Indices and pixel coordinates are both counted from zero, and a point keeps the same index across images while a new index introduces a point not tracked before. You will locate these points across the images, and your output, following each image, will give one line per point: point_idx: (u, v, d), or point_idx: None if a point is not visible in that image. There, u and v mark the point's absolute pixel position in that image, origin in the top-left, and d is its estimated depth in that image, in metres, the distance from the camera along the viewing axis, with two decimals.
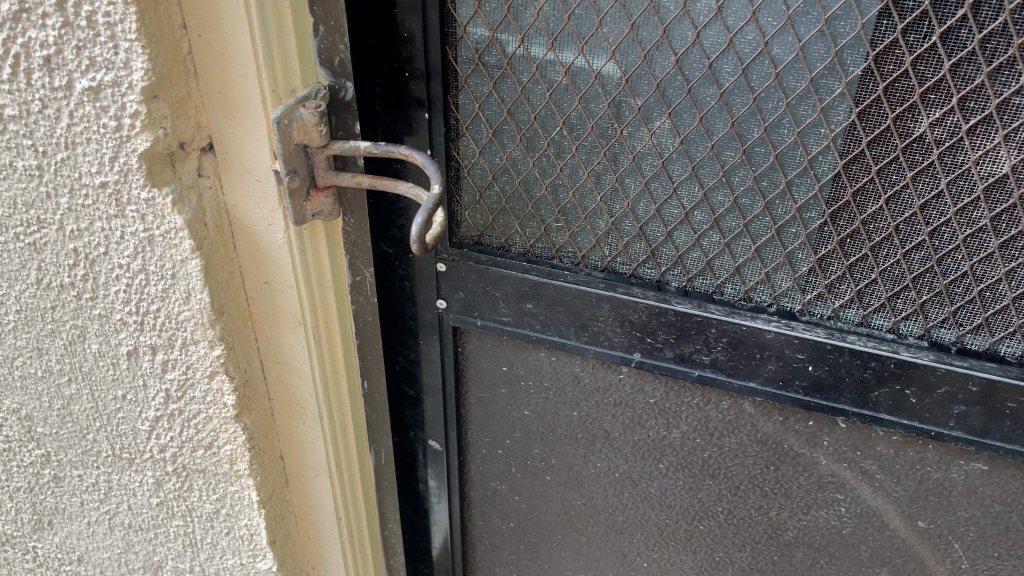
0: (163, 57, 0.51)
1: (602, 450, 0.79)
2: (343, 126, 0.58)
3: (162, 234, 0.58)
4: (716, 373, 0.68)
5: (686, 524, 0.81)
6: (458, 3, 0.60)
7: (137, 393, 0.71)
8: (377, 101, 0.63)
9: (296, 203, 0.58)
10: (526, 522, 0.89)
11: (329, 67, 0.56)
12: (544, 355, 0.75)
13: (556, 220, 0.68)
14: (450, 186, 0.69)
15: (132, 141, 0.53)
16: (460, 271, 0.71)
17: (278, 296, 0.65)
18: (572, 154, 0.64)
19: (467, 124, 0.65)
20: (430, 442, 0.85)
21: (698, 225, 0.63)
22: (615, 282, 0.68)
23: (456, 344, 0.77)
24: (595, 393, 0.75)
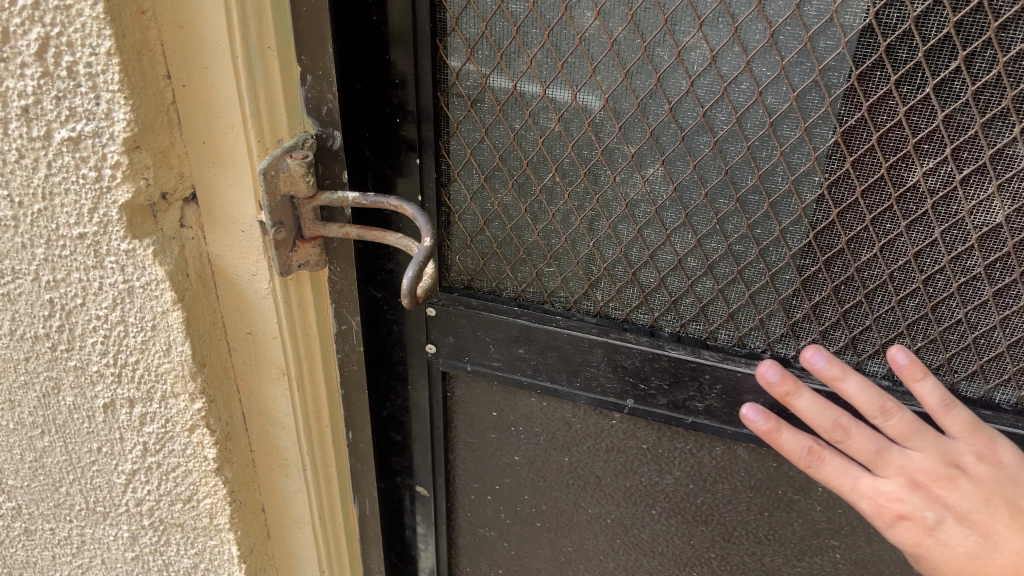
0: (147, 107, 0.50)
1: (593, 495, 0.78)
2: (330, 174, 0.57)
3: (142, 286, 0.57)
4: (708, 421, 0.67)
5: (679, 569, 0.80)
6: (450, 51, 0.59)
7: (114, 445, 0.69)
8: (367, 147, 0.62)
9: (281, 255, 0.56)
10: (515, 568, 0.87)
11: (316, 116, 0.55)
12: (534, 401, 0.74)
13: (549, 265, 0.67)
14: (440, 232, 0.68)
15: (112, 192, 0.52)
16: (450, 315, 0.70)
17: (261, 347, 0.63)
18: (564, 201, 0.63)
19: (458, 169, 0.64)
20: (417, 488, 0.83)
21: (691, 271, 0.63)
22: (608, 327, 0.67)
23: (444, 389, 0.76)
24: (587, 438, 0.74)
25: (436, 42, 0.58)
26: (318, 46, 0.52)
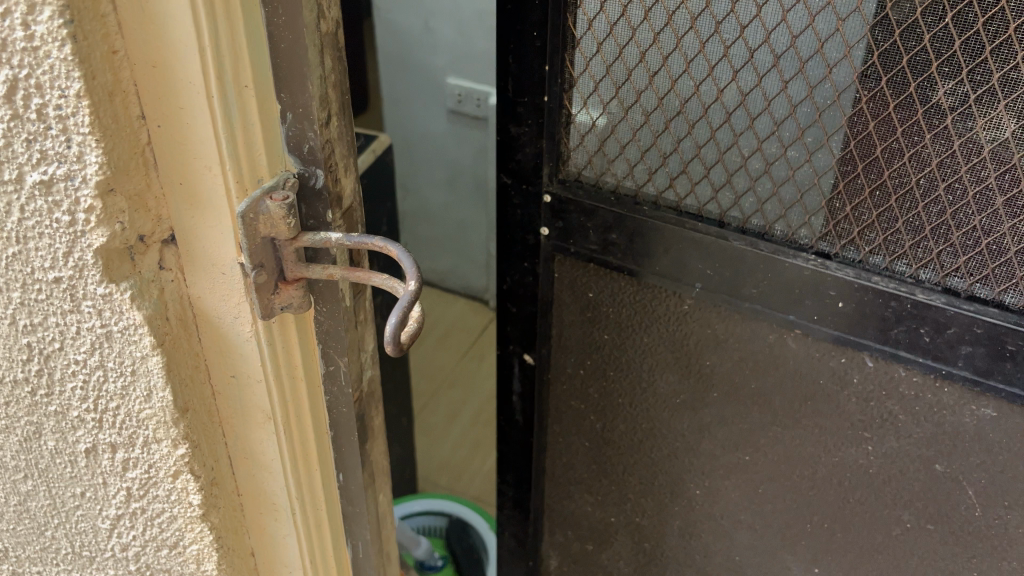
0: (121, 150, 0.48)
1: (664, 376, 0.99)
2: (313, 214, 0.54)
3: (120, 331, 0.55)
4: (764, 306, 0.85)
5: (730, 453, 1.00)
6: None
7: (97, 491, 0.67)
8: (510, 57, 0.83)
9: (263, 298, 0.54)
10: (595, 444, 1.11)
11: (297, 155, 0.52)
12: (626, 284, 0.94)
13: (641, 164, 0.85)
14: (560, 130, 0.86)
15: (87, 236, 0.50)
16: (561, 200, 0.90)
17: (246, 391, 0.61)
18: (657, 107, 0.81)
19: (578, 81, 0.83)
20: (525, 356, 1.06)
21: (754, 171, 0.80)
22: (683, 219, 0.84)
23: (550, 269, 0.97)
24: (664, 319, 0.94)
25: None
26: (298, 83, 0.50)
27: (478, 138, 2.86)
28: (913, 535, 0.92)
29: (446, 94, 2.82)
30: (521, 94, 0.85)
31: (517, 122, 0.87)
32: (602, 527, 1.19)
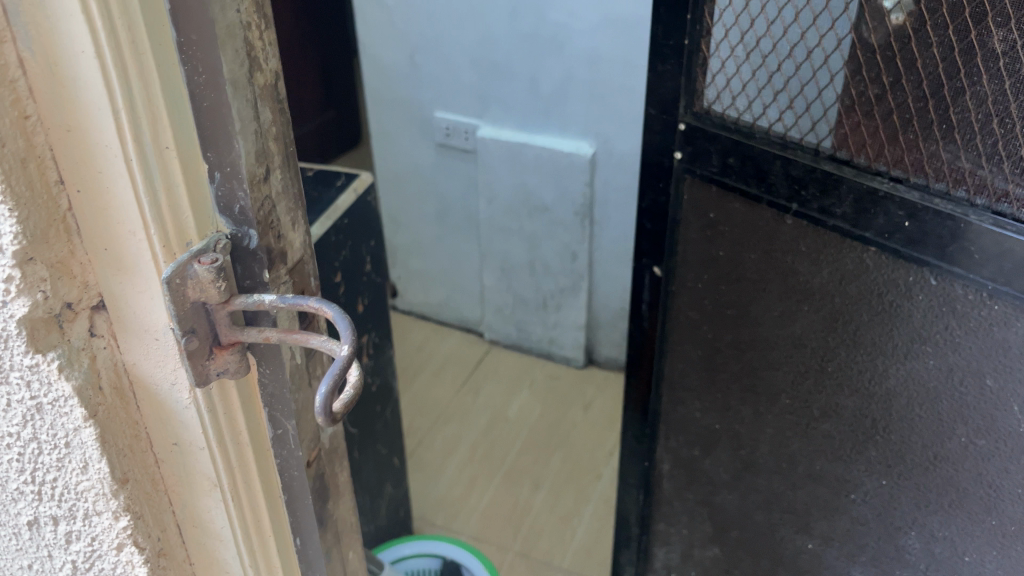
0: (39, 215, 0.47)
1: (764, 291, 1.33)
2: (250, 274, 0.53)
3: (50, 403, 0.52)
4: (846, 222, 1.16)
5: (820, 361, 1.31)
6: None
7: (43, 564, 0.64)
8: (663, 7, 1.20)
9: (196, 365, 0.52)
10: (704, 348, 1.46)
11: (229, 214, 0.52)
12: (737, 205, 1.29)
13: (758, 100, 1.20)
14: (697, 71, 1.23)
15: (8, 306, 0.48)
16: (691, 128, 1.27)
17: (189, 458, 0.58)
18: (774, 50, 1.16)
19: (713, 30, 1.19)
20: (654, 269, 1.44)
21: (844, 105, 1.12)
22: (786, 145, 1.18)
23: (677, 189, 1.34)
24: (766, 239, 1.28)
25: None
26: (225, 140, 0.50)
27: (469, 170, 2.85)
28: (967, 448, 1.19)
29: (435, 128, 2.81)
30: (669, 39, 1.22)
31: (664, 61, 1.25)
32: (704, 435, 1.55)
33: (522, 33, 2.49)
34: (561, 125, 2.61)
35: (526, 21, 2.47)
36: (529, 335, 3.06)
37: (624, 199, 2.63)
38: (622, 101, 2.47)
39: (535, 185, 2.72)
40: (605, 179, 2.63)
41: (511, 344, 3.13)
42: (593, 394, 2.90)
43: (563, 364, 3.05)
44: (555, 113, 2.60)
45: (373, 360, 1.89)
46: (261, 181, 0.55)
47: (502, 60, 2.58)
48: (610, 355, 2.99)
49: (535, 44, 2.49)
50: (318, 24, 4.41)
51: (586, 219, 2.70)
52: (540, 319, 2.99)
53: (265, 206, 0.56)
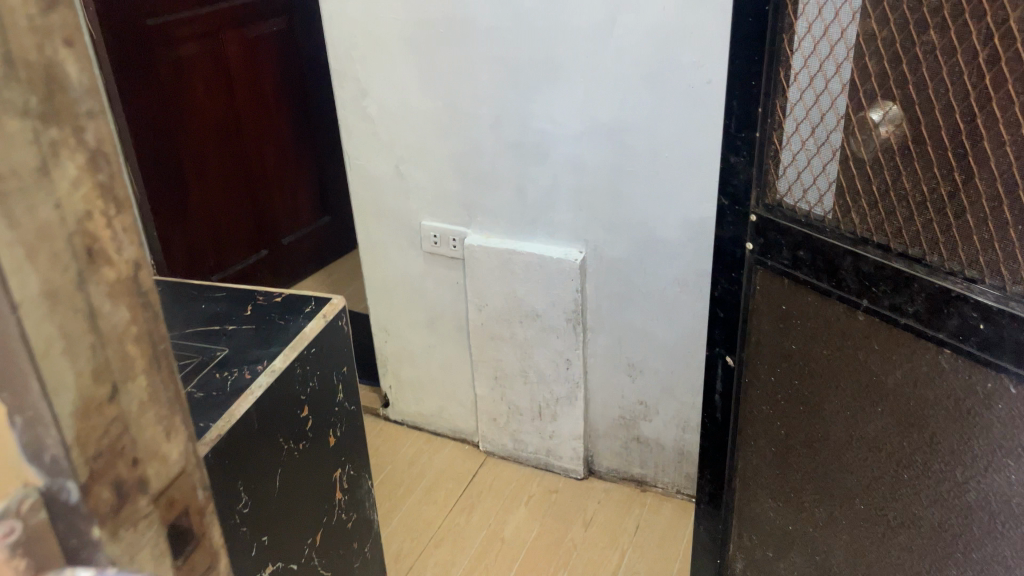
0: None
1: (836, 388, 1.39)
2: (73, 529, 0.52)
3: None
4: (917, 322, 1.20)
5: (897, 468, 1.33)
6: (794, 59, 1.27)
7: None
8: (733, 102, 1.37)
9: None
10: (778, 438, 1.55)
11: (38, 465, 0.50)
12: (809, 299, 1.37)
13: (830, 192, 1.31)
14: (773, 162, 1.37)
15: None
16: (764, 219, 1.40)
17: None
18: (844, 145, 1.26)
19: (786, 124, 1.32)
20: (727, 357, 1.59)
21: (915, 199, 1.20)
22: (856, 241, 1.27)
23: (749, 280, 1.48)
24: (837, 336, 1.35)
25: (783, 50, 1.27)
26: (16, 389, 0.48)
27: (456, 278, 2.78)
28: None
29: (422, 237, 2.78)
30: (740, 132, 1.38)
31: (735, 154, 1.40)
32: (782, 530, 1.62)
33: (506, 142, 2.49)
34: (550, 232, 2.56)
35: (509, 130, 2.47)
36: (526, 447, 2.92)
37: (617, 305, 2.55)
38: (611, 209, 2.42)
39: (525, 293, 2.64)
40: (597, 285, 2.55)
41: (507, 455, 2.98)
42: (595, 509, 2.74)
43: (562, 476, 2.89)
44: (542, 220, 2.56)
45: (348, 494, 1.74)
46: (98, 409, 0.52)
47: (487, 168, 2.56)
48: (610, 467, 2.84)
49: (520, 153, 2.48)
50: (315, 131, 4.43)
51: (578, 324, 2.59)
52: (537, 429, 2.86)
53: (109, 434, 0.53)
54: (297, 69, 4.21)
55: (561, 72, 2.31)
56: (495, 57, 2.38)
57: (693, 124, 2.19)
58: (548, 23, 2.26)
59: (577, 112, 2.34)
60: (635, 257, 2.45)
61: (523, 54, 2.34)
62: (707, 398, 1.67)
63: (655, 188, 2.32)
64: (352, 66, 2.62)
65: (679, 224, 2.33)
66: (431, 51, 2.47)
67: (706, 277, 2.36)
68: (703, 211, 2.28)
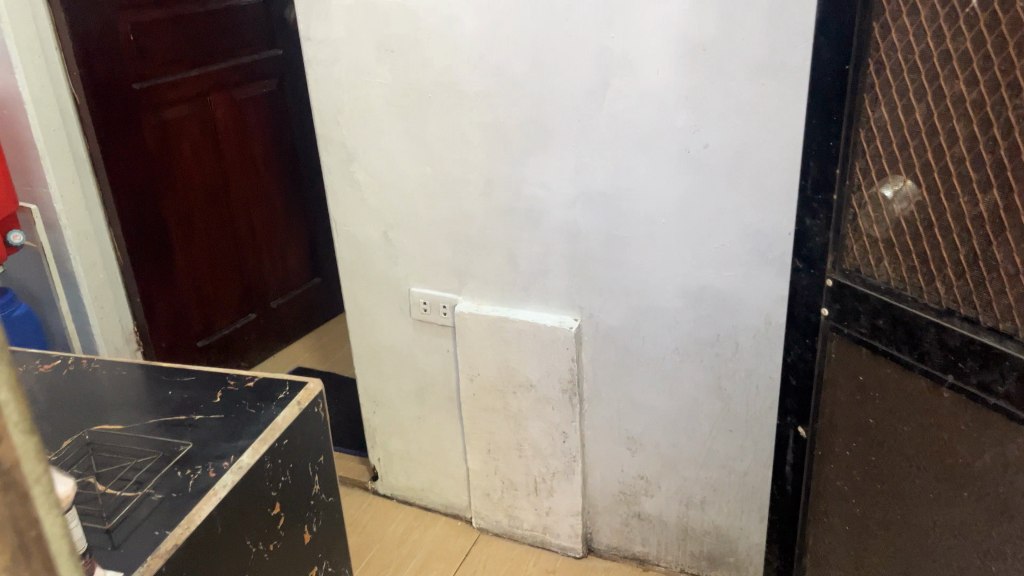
0: None
1: (917, 458, 1.71)
2: None
3: None
4: (1001, 393, 1.49)
5: (978, 545, 1.62)
6: (874, 118, 1.64)
7: None
8: (816, 155, 1.78)
9: None
10: (859, 502, 1.91)
11: None
12: (888, 371, 1.72)
13: (908, 263, 1.64)
14: (854, 225, 1.75)
15: None
16: (846, 286, 1.78)
17: None
18: (915, 210, 1.61)
19: (868, 184, 1.69)
20: (806, 429, 2.05)
21: (984, 272, 1.50)
22: (937, 314, 1.58)
23: (829, 355, 1.89)
24: (916, 413, 1.68)
25: (865, 111, 1.65)
26: None
27: (447, 346, 2.67)
28: None
29: (411, 303, 2.68)
30: (818, 193, 1.82)
31: (815, 215, 1.83)
32: None
33: (497, 207, 2.41)
34: (543, 298, 2.46)
35: (501, 195, 2.38)
36: (521, 524, 2.78)
37: (615, 375, 2.43)
38: (607, 276, 2.33)
39: (520, 361, 2.51)
40: (594, 354, 2.44)
41: (502, 532, 2.84)
42: None
43: (559, 554, 2.75)
44: (536, 286, 2.46)
45: None
46: None
47: (478, 234, 2.48)
48: (610, 544, 2.70)
49: (512, 218, 2.40)
50: (305, 190, 4.35)
51: (574, 395, 2.47)
52: (532, 505, 2.72)
53: None
54: (285, 128, 4.15)
55: (555, 138, 2.24)
56: (485, 121, 2.31)
57: (690, 188, 2.11)
58: (539, 87, 2.19)
59: (570, 176, 2.26)
60: (633, 325, 2.34)
61: (514, 118, 2.27)
62: (790, 462, 2.13)
63: (653, 254, 2.23)
64: (339, 130, 2.56)
65: (678, 292, 2.23)
66: (419, 115, 2.40)
67: (708, 346, 2.25)
68: (703, 277, 2.18)
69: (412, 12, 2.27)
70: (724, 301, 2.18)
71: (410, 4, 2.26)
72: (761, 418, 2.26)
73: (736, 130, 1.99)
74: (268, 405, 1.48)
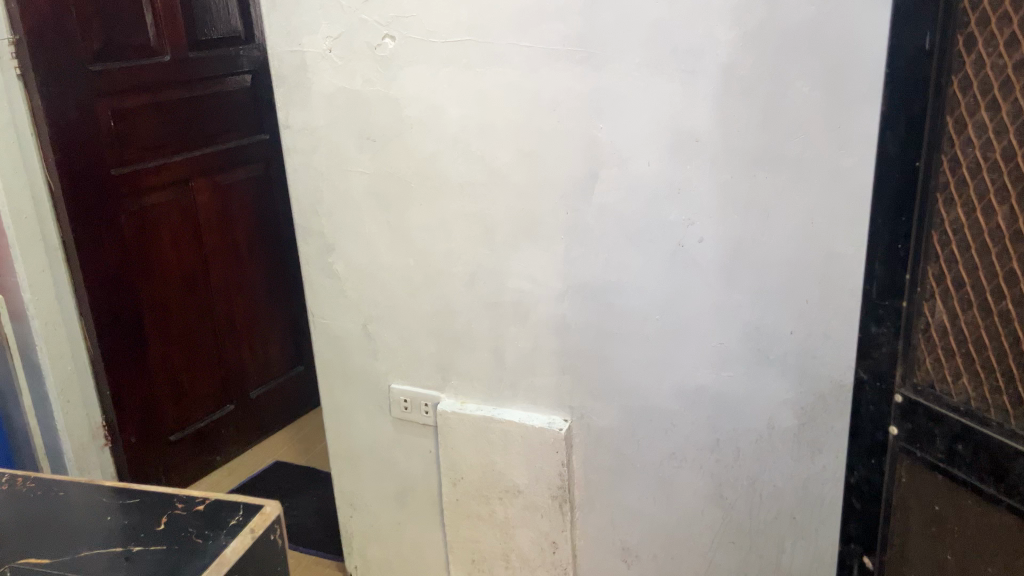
0: None
1: None
2: None
3: None
4: None
5: None
6: (943, 215, 1.49)
7: None
8: (879, 259, 1.64)
9: None
10: None
11: None
12: (968, 502, 1.53)
13: (985, 379, 1.47)
14: (920, 334, 1.58)
15: None
16: (911, 403, 1.61)
17: None
18: (996, 320, 1.44)
19: (936, 290, 1.53)
20: (871, 559, 1.83)
21: None
22: (1014, 440, 1.40)
23: (896, 477, 1.69)
24: (1001, 549, 1.48)
25: (933, 209, 1.50)
26: None
27: (428, 448, 2.51)
28: None
29: (391, 401, 2.53)
30: (883, 300, 1.66)
31: (879, 324, 1.68)
32: None
33: (482, 300, 2.29)
34: (532, 397, 2.31)
35: (486, 288, 2.27)
36: None
37: (607, 480, 2.27)
38: (598, 376, 2.19)
39: (505, 466, 2.34)
40: (585, 459, 2.28)
41: None
42: None
43: None
44: (522, 383, 2.32)
45: None
46: None
47: (462, 328, 2.35)
48: None
49: (498, 313, 2.27)
50: (287, 277, 4.24)
51: (564, 503, 2.30)
52: None
53: None
54: (269, 214, 4.07)
55: (542, 232, 2.13)
56: (470, 212, 2.21)
57: (683, 283, 1.99)
58: (527, 178, 2.10)
59: (558, 269, 2.15)
60: (626, 427, 2.19)
61: (499, 209, 2.17)
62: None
63: (647, 353, 2.10)
64: (318, 221, 2.45)
65: (674, 393, 2.09)
66: (400, 205, 2.30)
67: (706, 451, 2.10)
68: (700, 377, 2.05)
69: (393, 101, 2.20)
70: (722, 404, 2.04)
71: (392, 93, 2.19)
72: (765, 530, 2.10)
73: (730, 223, 1.89)
74: (214, 534, 1.36)
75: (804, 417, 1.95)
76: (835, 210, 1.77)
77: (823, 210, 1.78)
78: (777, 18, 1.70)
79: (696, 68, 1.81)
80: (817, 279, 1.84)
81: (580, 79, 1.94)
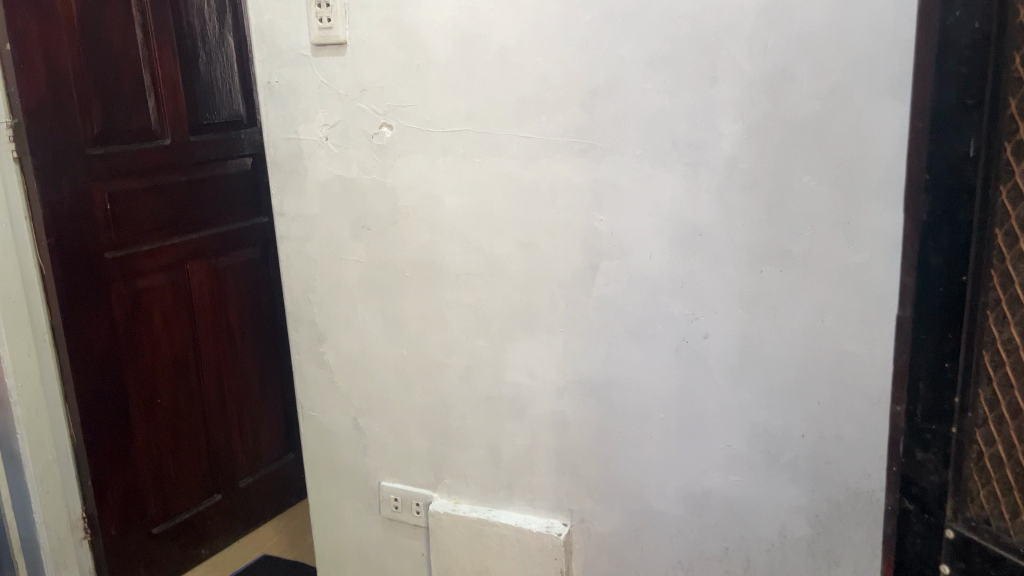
0: None
1: None
2: None
3: None
4: None
5: None
6: (1001, 331, 1.26)
7: None
8: (922, 377, 1.36)
9: None
10: None
11: None
12: None
13: None
14: (975, 461, 1.34)
15: None
16: (969, 541, 1.35)
17: None
18: None
19: (995, 414, 1.30)
20: None
21: None
22: None
23: None
24: None
25: (988, 323, 1.27)
26: None
27: (419, 550, 2.37)
28: None
29: (381, 499, 2.40)
30: (928, 423, 1.38)
31: (924, 449, 1.39)
32: None
33: (477, 395, 2.19)
34: (530, 497, 2.19)
35: (482, 381, 2.17)
36: None
37: None
38: (599, 477, 2.07)
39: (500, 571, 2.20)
40: (586, 565, 2.14)
41: None
42: None
43: None
44: (519, 484, 2.20)
45: None
46: None
47: (457, 423, 2.24)
48: None
49: (495, 408, 2.17)
50: (282, 361, 4.15)
51: None
52: None
53: None
54: (264, 297, 4.01)
55: (540, 323, 2.05)
56: (466, 302, 2.13)
57: (690, 382, 1.89)
58: (525, 269, 2.03)
59: (557, 364, 2.06)
60: (630, 534, 2.06)
61: (497, 300, 2.09)
62: None
63: (650, 455, 1.98)
64: (310, 308, 2.38)
65: (680, 496, 1.97)
66: (394, 295, 2.23)
67: (715, 561, 1.97)
68: (707, 481, 1.93)
69: (389, 190, 2.15)
70: (732, 511, 1.92)
71: (388, 181, 2.14)
72: None
73: (738, 320, 1.81)
74: None
75: (819, 526, 1.83)
76: (846, 308, 1.69)
77: (834, 308, 1.70)
78: (782, 111, 1.66)
79: (699, 161, 1.76)
80: (828, 380, 1.74)
81: (579, 170, 1.90)
